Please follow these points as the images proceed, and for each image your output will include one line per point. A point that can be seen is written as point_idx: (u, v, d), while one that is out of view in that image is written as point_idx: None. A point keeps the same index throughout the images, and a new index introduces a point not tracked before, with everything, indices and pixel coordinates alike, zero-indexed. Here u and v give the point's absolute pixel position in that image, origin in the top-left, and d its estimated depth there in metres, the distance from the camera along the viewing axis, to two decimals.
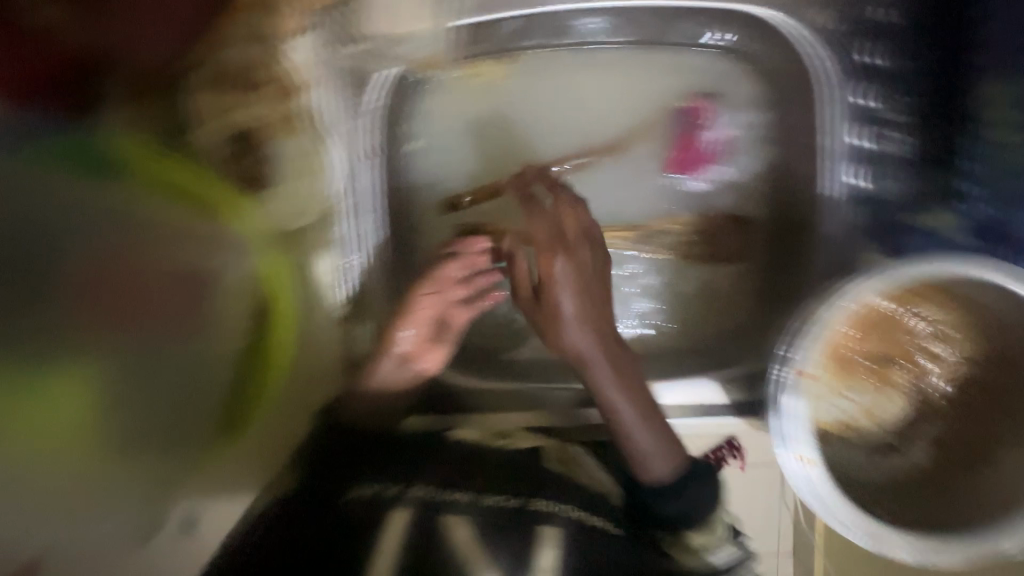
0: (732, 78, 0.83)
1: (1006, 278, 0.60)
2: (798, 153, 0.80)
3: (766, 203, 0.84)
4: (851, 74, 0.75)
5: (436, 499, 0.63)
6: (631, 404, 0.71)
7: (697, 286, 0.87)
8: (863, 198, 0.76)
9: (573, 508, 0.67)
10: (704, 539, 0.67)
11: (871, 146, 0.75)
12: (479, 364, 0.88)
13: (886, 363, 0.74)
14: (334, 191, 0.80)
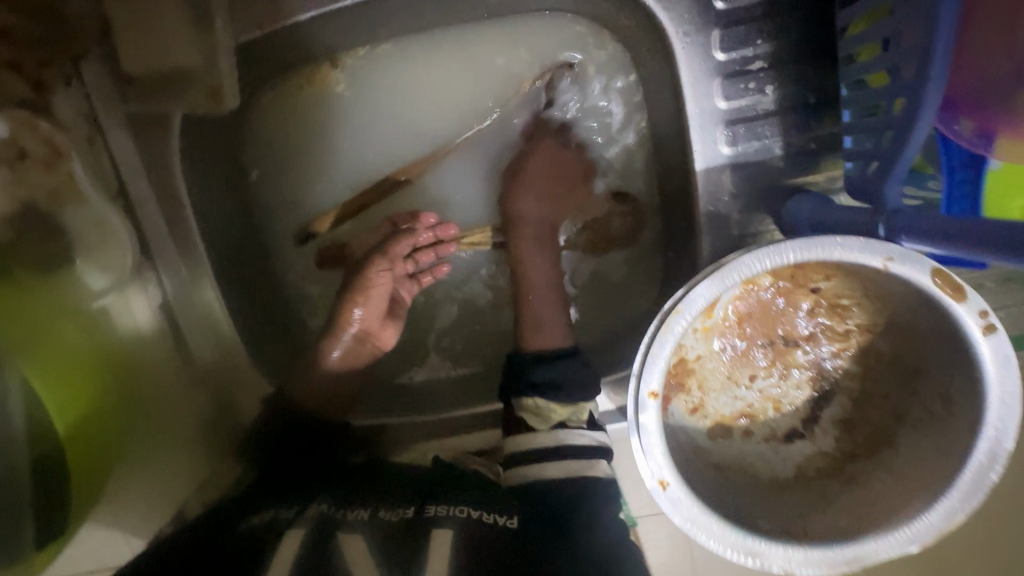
0: (586, 46, 0.74)
1: (887, 259, 0.50)
2: (674, 123, 0.67)
3: (652, 177, 0.76)
4: (706, 18, 0.61)
5: (331, 518, 0.57)
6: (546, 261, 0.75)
7: (587, 276, 0.80)
8: (741, 168, 0.64)
9: (462, 507, 0.59)
10: (565, 415, 0.66)
11: (744, 103, 0.63)
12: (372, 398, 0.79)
13: (785, 345, 0.66)
14: (153, 252, 0.67)
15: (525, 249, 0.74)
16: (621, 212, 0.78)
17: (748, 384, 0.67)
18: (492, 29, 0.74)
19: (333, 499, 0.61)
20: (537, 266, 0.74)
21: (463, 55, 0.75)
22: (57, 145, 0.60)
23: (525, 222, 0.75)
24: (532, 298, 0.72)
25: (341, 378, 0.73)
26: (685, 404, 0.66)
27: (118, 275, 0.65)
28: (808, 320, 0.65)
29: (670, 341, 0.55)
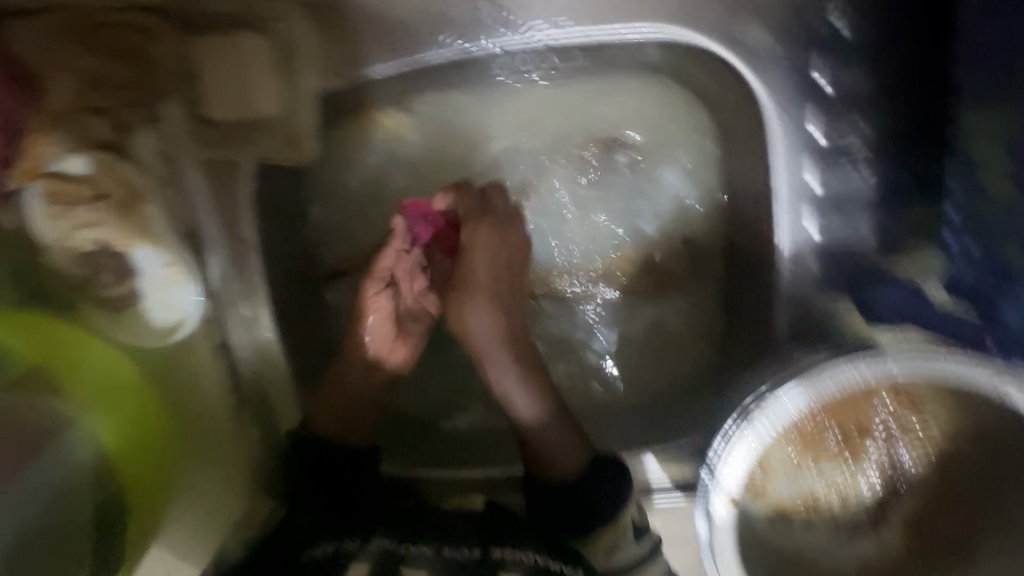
0: (685, 104, 0.65)
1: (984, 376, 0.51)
2: (755, 194, 0.64)
3: (730, 242, 0.68)
4: (801, 98, 0.59)
5: (394, 554, 0.51)
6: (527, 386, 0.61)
7: (651, 336, 0.70)
8: (827, 248, 0.62)
9: (538, 554, 0.53)
10: (612, 537, 0.57)
11: (832, 186, 0.60)
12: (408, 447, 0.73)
13: (858, 438, 0.57)
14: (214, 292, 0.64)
15: (499, 375, 0.61)
16: (678, 280, 0.69)
17: (814, 469, 0.57)
18: (568, 78, 0.66)
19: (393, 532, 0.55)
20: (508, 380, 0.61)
21: (531, 102, 0.67)
22: (134, 188, 0.60)
23: (481, 344, 0.61)
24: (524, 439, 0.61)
25: (348, 390, 0.63)
26: (753, 491, 0.55)
27: (183, 315, 0.64)
28: (885, 414, 0.57)
29: (750, 443, 0.53)
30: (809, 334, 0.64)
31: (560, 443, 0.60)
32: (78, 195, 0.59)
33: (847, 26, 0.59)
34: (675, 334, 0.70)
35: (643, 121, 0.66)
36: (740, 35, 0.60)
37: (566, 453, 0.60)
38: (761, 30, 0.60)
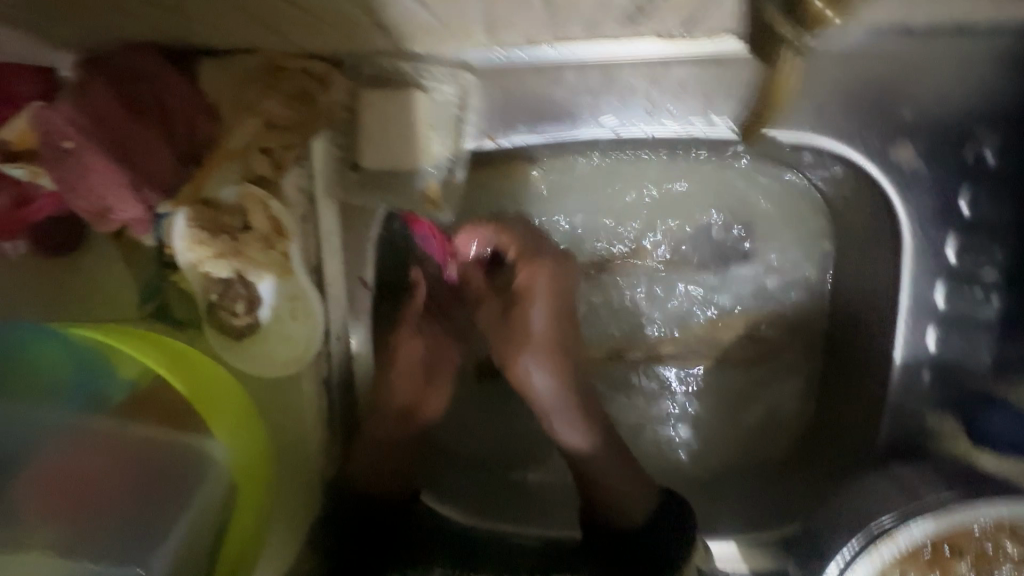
0: (806, 210, 0.69)
1: None
2: (868, 300, 0.66)
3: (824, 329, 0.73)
4: (939, 219, 0.59)
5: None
6: (591, 436, 0.64)
7: (742, 409, 0.75)
8: (941, 368, 0.63)
9: None
10: None
11: (960, 309, 0.61)
12: (492, 496, 0.74)
13: (949, 555, 0.56)
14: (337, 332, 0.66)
15: (558, 423, 0.65)
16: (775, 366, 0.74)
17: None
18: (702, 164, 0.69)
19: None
20: (563, 420, 0.64)
21: (662, 182, 0.69)
22: (281, 225, 0.60)
23: (546, 399, 0.64)
24: (591, 482, 0.64)
25: (380, 430, 0.66)
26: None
27: (303, 353, 0.64)
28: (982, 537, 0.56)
29: (874, 561, 0.57)
30: (906, 448, 0.65)
31: (622, 481, 0.63)
32: (225, 224, 0.59)
33: (1000, 155, 0.57)
34: (764, 421, 0.74)
35: (766, 216, 0.70)
36: (890, 151, 0.59)
37: (622, 483, 0.63)
38: (911, 147, 0.58)
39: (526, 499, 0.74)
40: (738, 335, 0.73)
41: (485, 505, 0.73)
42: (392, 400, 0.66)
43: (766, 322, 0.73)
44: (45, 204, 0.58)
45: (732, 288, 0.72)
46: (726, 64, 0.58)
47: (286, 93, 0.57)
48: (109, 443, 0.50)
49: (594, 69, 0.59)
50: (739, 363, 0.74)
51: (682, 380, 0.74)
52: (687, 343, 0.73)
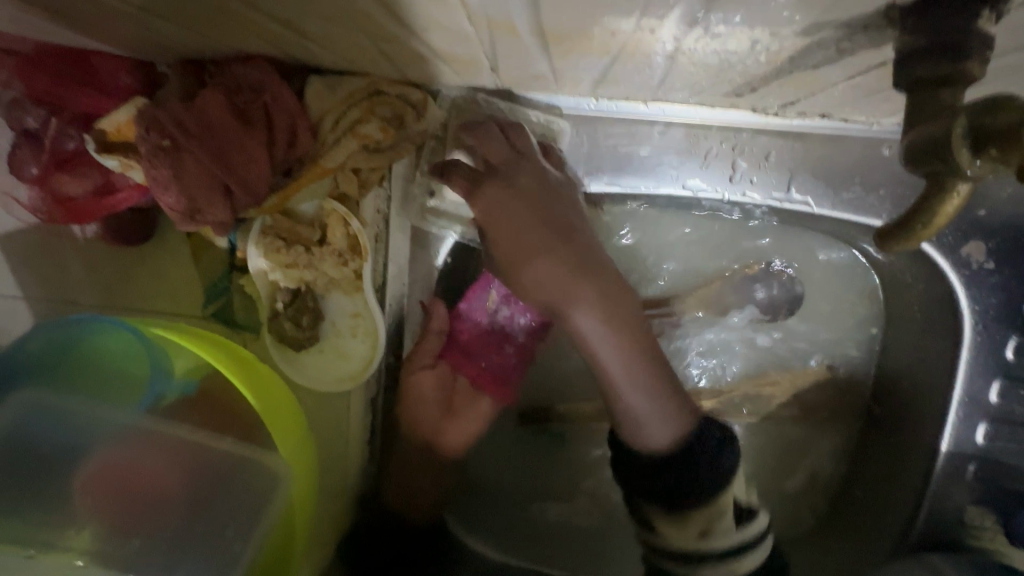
0: (860, 287, 0.72)
1: None
2: (919, 385, 0.67)
3: (863, 404, 0.75)
4: (1004, 318, 0.60)
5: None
6: (657, 401, 0.57)
7: (771, 469, 0.78)
8: (986, 462, 0.63)
9: None
10: None
11: (1013, 409, 0.61)
12: (537, 537, 0.75)
13: None
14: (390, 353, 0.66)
15: (630, 400, 0.57)
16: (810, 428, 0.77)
17: None
18: (762, 228, 0.70)
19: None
20: (628, 383, 0.56)
21: (724, 244, 0.72)
22: (359, 244, 0.60)
23: (618, 378, 0.57)
24: (650, 432, 0.56)
25: (416, 474, 0.68)
26: None
27: (358, 369, 0.64)
28: None
29: None
30: (944, 540, 0.65)
31: (659, 402, 0.57)
32: (303, 237, 0.60)
33: None
34: (792, 481, 0.77)
35: (823, 287, 0.72)
36: (961, 246, 0.60)
37: (660, 413, 0.56)
38: (984, 245, 0.59)
39: (545, 530, 0.75)
40: (780, 396, 0.75)
41: (533, 543, 0.75)
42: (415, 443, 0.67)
43: (807, 388, 0.75)
44: (127, 196, 0.57)
45: (779, 349, 0.75)
46: (812, 139, 0.59)
47: (382, 116, 0.57)
48: (171, 450, 0.47)
49: (682, 130, 0.60)
50: (775, 424, 0.77)
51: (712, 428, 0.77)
52: (727, 397, 0.76)
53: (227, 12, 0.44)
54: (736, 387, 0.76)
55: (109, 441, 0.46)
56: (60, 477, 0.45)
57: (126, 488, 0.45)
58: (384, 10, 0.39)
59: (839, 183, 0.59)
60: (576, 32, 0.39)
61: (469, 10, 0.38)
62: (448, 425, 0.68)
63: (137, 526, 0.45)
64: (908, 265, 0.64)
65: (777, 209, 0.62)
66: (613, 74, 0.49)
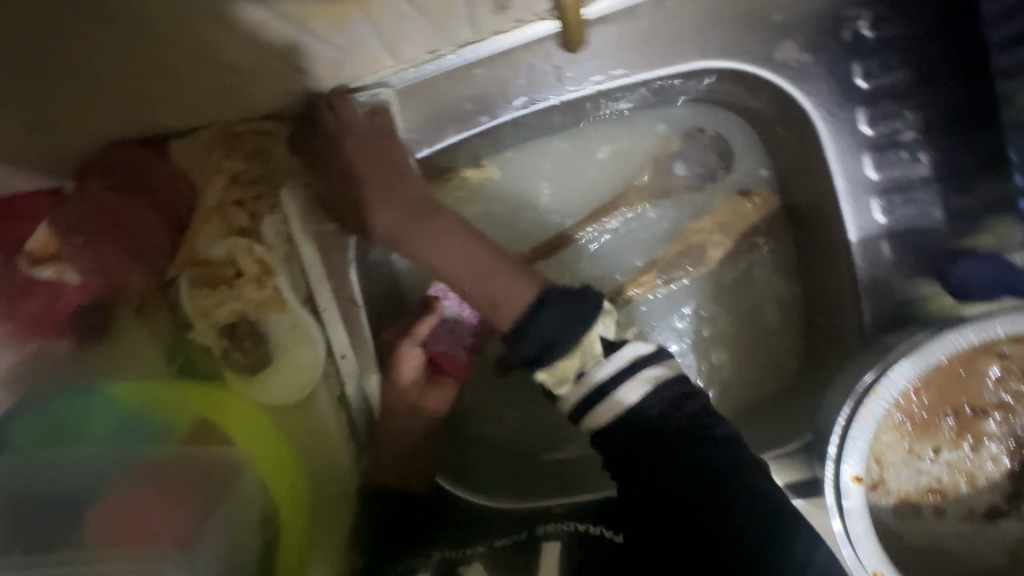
0: (744, 134, 0.72)
1: None
2: (814, 195, 0.69)
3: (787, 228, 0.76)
4: (843, 100, 0.63)
5: (452, 559, 0.63)
6: (473, 262, 0.67)
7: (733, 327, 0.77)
8: (898, 233, 0.64)
9: (578, 523, 0.63)
10: (578, 361, 0.59)
11: (896, 175, 0.63)
12: (547, 477, 0.76)
13: (972, 414, 0.63)
14: (326, 353, 0.72)
15: (433, 244, 0.67)
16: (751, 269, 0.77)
17: (932, 456, 0.65)
18: (653, 109, 0.72)
19: (451, 543, 0.67)
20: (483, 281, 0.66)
21: (601, 141, 0.74)
22: (268, 264, 0.69)
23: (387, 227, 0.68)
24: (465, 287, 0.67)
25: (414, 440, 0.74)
26: (857, 464, 0.53)
27: (312, 374, 0.72)
28: (999, 387, 0.63)
29: (868, 420, 0.52)
30: (896, 322, 0.65)
31: (501, 278, 0.65)
32: (221, 276, 0.68)
33: (876, 29, 0.62)
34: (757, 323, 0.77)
35: (712, 143, 0.73)
36: (775, 55, 0.64)
37: (509, 298, 0.64)
38: (794, 46, 0.63)
39: (565, 473, 0.77)
40: (711, 241, 0.74)
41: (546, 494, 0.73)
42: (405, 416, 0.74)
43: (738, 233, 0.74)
44: (72, 298, 0.67)
45: (701, 215, 0.74)
46: (611, 24, 0.65)
47: (245, 153, 0.66)
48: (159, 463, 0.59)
49: (499, 61, 0.67)
50: None
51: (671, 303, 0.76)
52: (662, 261, 0.75)
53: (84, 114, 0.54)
54: (664, 251, 0.75)
55: (110, 480, 0.57)
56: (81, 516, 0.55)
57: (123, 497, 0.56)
58: None
59: (643, 50, 0.66)
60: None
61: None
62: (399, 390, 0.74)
63: (137, 522, 0.54)
64: (749, 93, 0.68)
65: (603, 90, 0.69)
66: None
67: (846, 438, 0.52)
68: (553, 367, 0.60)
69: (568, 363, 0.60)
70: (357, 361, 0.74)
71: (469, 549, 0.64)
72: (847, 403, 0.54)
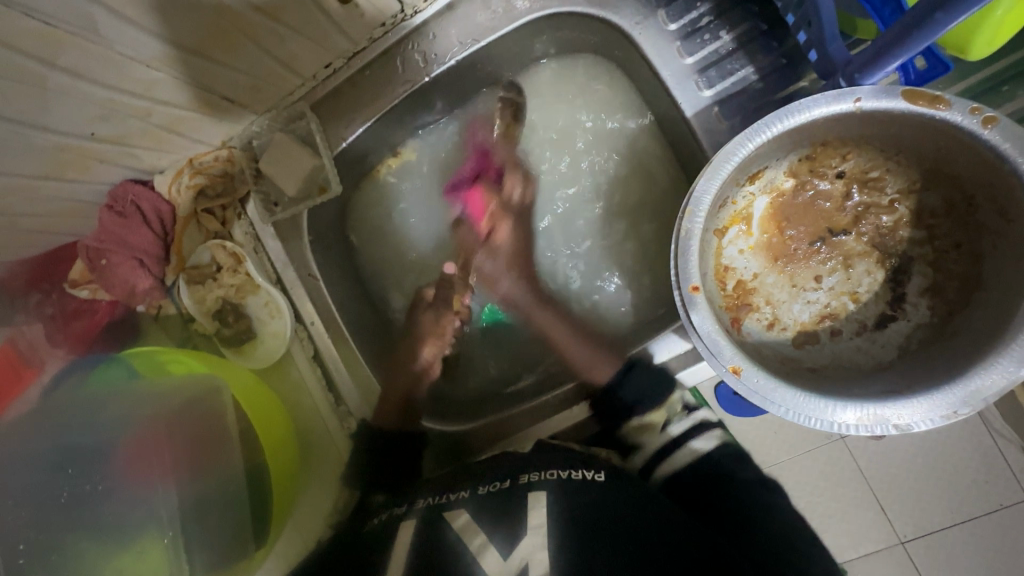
0: (599, 68, 0.89)
1: (878, 96, 0.55)
2: (657, 97, 0.81)
3: (658, 135, 0.88)
4: (646, 9, 0.75)
5: (436, 505, 0.71)
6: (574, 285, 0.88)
7: (635, 229, 0.90)
8: (726, 100, 0.73)
9: (556, 469, 0.71)
10: (664, 415, 0.80)
11: (708, 53, 0.73)
12: (513, 398, 0.89)
13: (837, 237, 0.69)
14: (293, 320, 0.87)
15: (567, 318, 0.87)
16: (640, 179, 0.90)
17: (816, 285, 0.69)
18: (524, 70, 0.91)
19: (435, 491, 0.75)
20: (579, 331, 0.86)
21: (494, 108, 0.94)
22: (238, 255, 0.87)
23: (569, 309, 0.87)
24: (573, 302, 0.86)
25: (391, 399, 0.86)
26: (693, 275, 0.60)
27: (284, 337, 0.87)
28: (849, 204, 0.68)
29: (690, 237, 0.60)
30: None
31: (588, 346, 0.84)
32: (206, 271, 0.88)
33: None
34: (656, 223, 0.89)
35: (578, 84, 0.90)
36: None
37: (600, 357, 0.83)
38: None
39: (524, 392, 0.90)
40: (597, 161, 0.91)
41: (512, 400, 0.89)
42: (400, 367, 0.90)
43: (617, 150, 0.90)
44: (105, 312, 0.88)
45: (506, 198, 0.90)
46: (454, 7, 0.82)
47: (209, 173, 0.87)
48: (161, 412, 0.75)
49: (380, 58, 0.84)
50: (617, 191, 0.91)
51: (580, 224, 0.92)
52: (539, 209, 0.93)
53: (86, 167, 0.76)
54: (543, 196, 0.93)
55: (120, 426, 0.75)
56: (97, 460, 0.73)
57: (145, 441, 0.75)
58: (121, 93, 0.69)
59: (482, 22, 0.82)
60: (210, 26, 0.66)
61: (143, 60, 0.66)
62: (370, 336, 0.93)
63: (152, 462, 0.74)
64: (581, 29, 0.82)
65: (467, 58, 0.84)
66: (286, 50, 0.77)
67: (682, 259, 0.60)
68: (641, 420, 0.81)
69: (656, 414, 0.80)
70: (319, 324, 0.86)
71: (453, 495, 0.72)
72: (679, 233, 0.62)
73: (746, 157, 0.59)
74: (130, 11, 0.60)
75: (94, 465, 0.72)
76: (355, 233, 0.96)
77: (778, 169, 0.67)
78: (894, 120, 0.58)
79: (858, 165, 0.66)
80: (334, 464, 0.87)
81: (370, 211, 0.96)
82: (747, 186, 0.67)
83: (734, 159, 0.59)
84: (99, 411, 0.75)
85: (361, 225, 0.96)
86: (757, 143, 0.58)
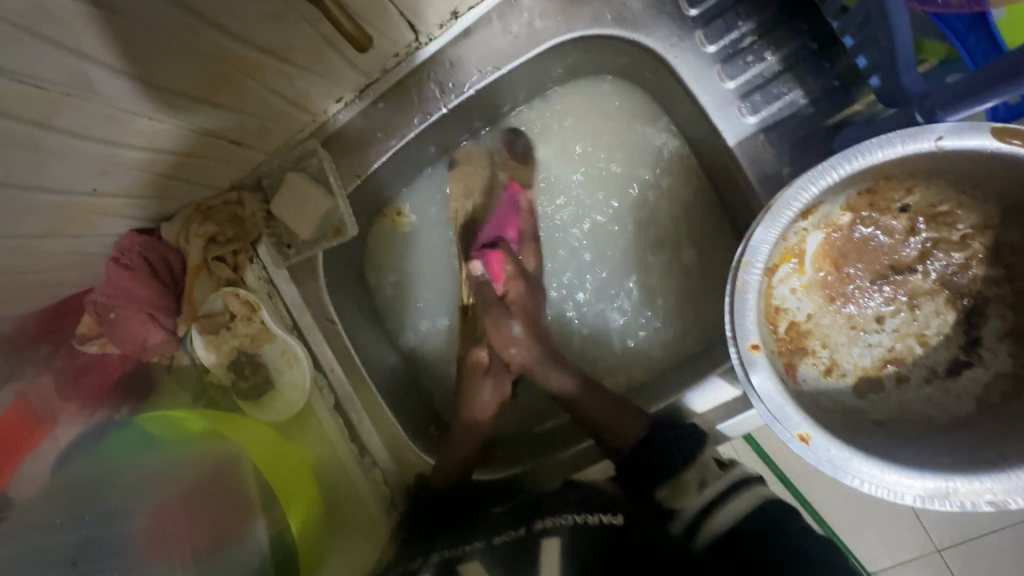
0: (627, 90, 0.83)
1: (960, 133, 0.50)
2: (693, 122, 0.75)
3: (692, 161, 0.83)
4: (682, 31, 0.70)
5: (449, 559, 0.66)
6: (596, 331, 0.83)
7: (668, 259, 0.86)
8: (772, 127, 0.67)
9: (573, 512, 0.65)
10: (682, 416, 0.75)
11: (752, 76, 0.67)
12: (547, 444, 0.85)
13: (902, 275, 0.63)
14: (315, 370, 0.82)
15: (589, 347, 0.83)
16: (672, 207, 0.85)
17: (877, 327, 0.64)
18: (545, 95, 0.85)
19: (447, 545, 0.70)
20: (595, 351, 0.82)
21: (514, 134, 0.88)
22: (252, 303, 0.82)
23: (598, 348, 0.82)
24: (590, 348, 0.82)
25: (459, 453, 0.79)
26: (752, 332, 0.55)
27: (304, 388, 0.83)
28: (916, 240, 0.62)
29: (750, 289, 0.55)
30: None
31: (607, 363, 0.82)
32: (221, 321, 0.83)
33: None
34: (689, 253, 0.85)
35: (603, 108, 0.85)
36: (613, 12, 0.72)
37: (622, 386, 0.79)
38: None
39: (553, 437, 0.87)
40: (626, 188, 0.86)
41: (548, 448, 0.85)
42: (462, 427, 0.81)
43: (648, 177, 0.85)
44: (116, 366, 0.84)
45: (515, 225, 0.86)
46: (472, 34, 0.77)
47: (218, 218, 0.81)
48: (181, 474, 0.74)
49: (395, 89, 0.79)
50: (647, 219, 0.86)
51: (610, 254, 0.87)
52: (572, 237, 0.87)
53: (88, 222, 0.72)
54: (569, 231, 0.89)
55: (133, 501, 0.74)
56: (115, 538, 0.70)
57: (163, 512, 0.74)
58: (123, 146, 0.64)
59: (503, 47, 0.76)
60: (215, 70, 0.61)
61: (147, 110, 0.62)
62: (392, 379, 0.88)
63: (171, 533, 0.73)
64: (609, 51, 0.76)
65: (487, 86, 0.79)
66: (295, 89, 0.72)
67: (738, 313, 0.55)
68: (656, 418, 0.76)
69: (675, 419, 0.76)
70: (342, 372, 0.83)
71: (466, 548, 0.67)
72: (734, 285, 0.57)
73: (808, 201, 0.54)
74: (130, 63, 0.55)
75: (112, 543, 0.70)
76: (373, 270, 0.92)
77: (842, 205, 0.61)
78: (977, 157, 0.52)
79: (929, 200, 0.60)
80: (360, 522, 0.82)
81: (386, 247, 0.92)
82: (807, 224, 0.61)
83: (795, 203, 0.53)
84: (114, 484, 0.74)
85: (377, 262, 0.92)
86: (822, 186, 0.53)
